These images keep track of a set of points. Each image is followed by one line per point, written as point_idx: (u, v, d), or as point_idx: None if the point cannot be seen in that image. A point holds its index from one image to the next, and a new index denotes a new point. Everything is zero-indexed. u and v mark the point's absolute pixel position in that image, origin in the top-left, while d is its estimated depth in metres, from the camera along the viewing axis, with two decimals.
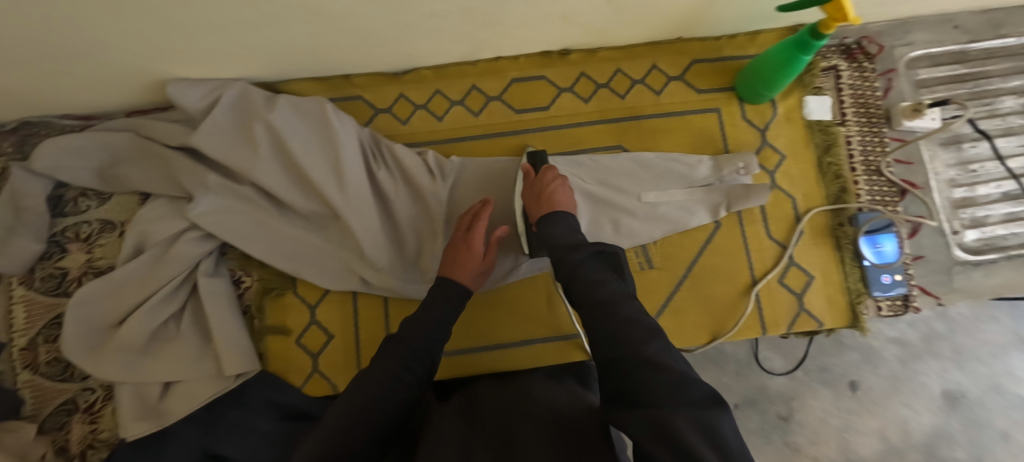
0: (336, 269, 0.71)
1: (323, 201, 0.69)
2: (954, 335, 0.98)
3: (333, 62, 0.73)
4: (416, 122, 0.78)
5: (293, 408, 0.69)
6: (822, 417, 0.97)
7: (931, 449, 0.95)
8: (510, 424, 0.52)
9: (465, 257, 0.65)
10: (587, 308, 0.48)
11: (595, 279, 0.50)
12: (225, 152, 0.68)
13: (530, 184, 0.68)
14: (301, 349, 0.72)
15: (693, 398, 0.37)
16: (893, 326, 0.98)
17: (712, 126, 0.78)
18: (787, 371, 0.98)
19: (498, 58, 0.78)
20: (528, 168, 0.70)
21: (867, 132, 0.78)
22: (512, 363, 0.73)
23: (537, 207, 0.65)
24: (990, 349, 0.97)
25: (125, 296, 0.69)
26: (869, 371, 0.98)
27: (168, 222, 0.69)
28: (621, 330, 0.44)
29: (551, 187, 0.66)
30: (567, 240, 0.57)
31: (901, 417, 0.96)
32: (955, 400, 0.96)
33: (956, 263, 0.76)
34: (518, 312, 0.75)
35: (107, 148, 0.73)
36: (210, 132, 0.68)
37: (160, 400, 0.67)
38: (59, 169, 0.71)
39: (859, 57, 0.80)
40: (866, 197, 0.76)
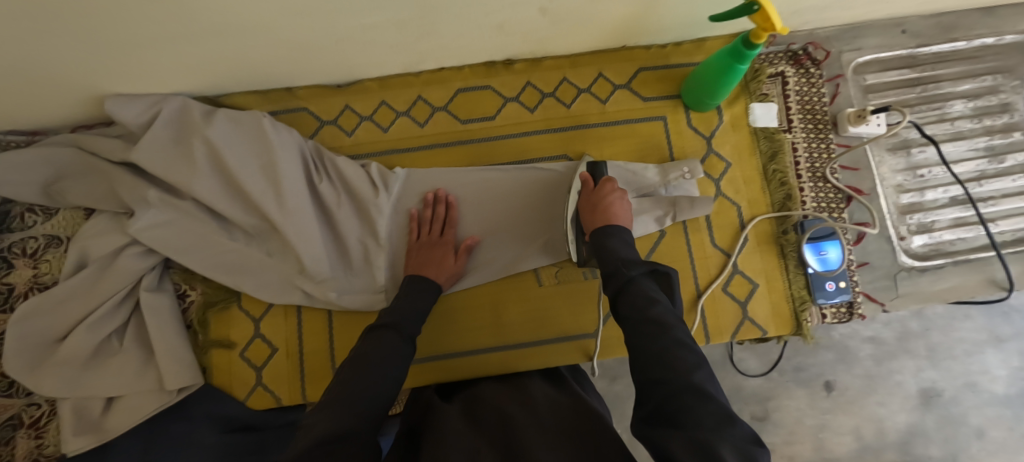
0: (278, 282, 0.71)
1: (263, 215, 0.69)
2: (929, 333, 0.98)
3: (273, 74, 0.73)
4: (362, 134, 0.78)
5: (237, 421, 0.71)
6: (797, 417, 0.97)
7: (906, 447, 0.96)
8: (515, 423, 0.53)
9: (434, 254, 0.69)
10: (640, 323, 0.49)
11: (649, 297, 0.51)
12: (164, 166, 0.68)
13: (588, 194, 0.68)
14: (245, 361, 0.72)
15: (738, 431, 0.39)
16: (869, 325, 0.98)
17: (657, 134, 0.78)
18: (762, 372, 0.98)
19: (442, 69, 0.78)
20: (587, 177, 0.69)
21: (813, 138, 0.78)
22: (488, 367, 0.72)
23: (596, 219, 0.64)
24: (965, 348, 0.97)
25: (67, 312, 0.69)
26: (845, 370, 0.97)
27: (110, 237, 0.70)
28: (668, 353, 0.45)
29: (609, 200, 0.65)
30: (625, 255, 0.57)
31: (876, 415, 0.96)
32: (930, 398, 0.96)
33: (901, 269, 0.76)
34: (477, 318, 0.74)
35: (51, 163, 0.73)
36: (147, 146, 0.68)
37: (101, 416, 0.68)
38: None
39: (807, 63, 0.79)
40: (811, 204, 0.76)
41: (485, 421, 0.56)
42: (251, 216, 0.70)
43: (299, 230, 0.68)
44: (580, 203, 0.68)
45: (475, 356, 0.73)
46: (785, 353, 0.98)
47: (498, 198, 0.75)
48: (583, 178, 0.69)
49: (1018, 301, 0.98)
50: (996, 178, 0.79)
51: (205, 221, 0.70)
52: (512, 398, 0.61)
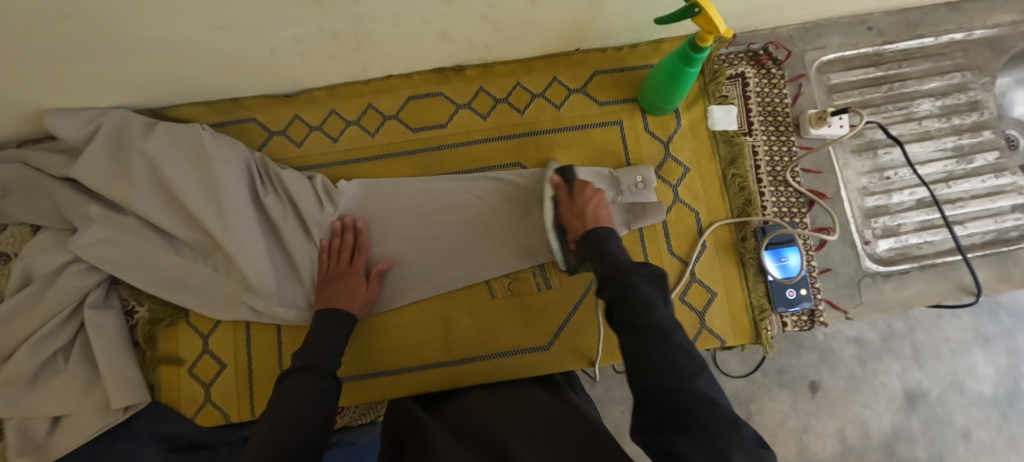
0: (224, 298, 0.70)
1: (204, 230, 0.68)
2: (913, 333, 0.96)
3: (215, 86, 0.71)
4: (312, 144, 0.76)
5: (184, 438, 0.70)
6: (780, 419, 0.95)
7: (890, 448, 0.94)
8: (501, 432, 0.51)
9: (344, 284, 0.67)
10: (637, 327, 0.44)
11: (648, 301, 0.45)
12: (102, 182, 0.67)
13: (565, 200, 0.64)
14: (194, 378, 0.71)
15: (749, 442, 0.37)
16: (853, 325, 0.96)
17: (613, 140, 0.76)
18: (745, 373, 0.96)
19: (391, 77, 0.76)
20: (559, 182, 0.66)
21: (775, 141, 0.76)
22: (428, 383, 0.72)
23: (583, 226, 0.60)
24: (951, 346, 0.95)
25: (10, 332, 0.68)
26: (828, 372, 0.95)
27: (53, 255, 0.69)
28: (672, 359, 0.41)
29: (591, 203, 0.62)
30: (613, 256, 0.52)
31: (861, 417, 0.94)
32: (915, 399, 0.94)
33: (865, 274, 0.74)
34: (418, 333, 0.73)
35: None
36: (85, 162, 0.67)
37: (47, 436, 0.67)
38: None
39: (768, 63, 0.77)
40: (771, 209, 0.74)
41: (466, 430, 0.53)
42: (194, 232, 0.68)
43: (243, 246, 0.67)
44: (562, 212, 0.64)
45: (428, 370, 0.72)
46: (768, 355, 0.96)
47: (447, 210, 0.73)
48: (555, 184, 0.66)
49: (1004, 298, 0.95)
50: (964, 179, 0.77)
51: (148, 237, 0.69)
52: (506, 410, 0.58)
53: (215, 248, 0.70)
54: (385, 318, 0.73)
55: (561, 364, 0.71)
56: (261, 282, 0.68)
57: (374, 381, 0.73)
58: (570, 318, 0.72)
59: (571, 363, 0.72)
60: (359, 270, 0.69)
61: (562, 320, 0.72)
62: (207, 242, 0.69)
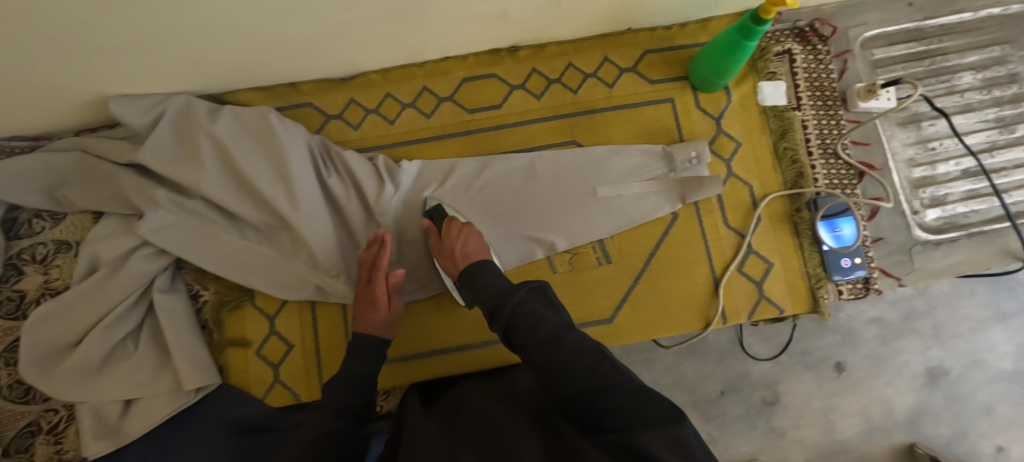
0: (286, 279, 0.71)
1: (272, 211, 0.69)
2: (934, 312, 0.98)
3: (275, 71, 0.72)
4: (367, 127, 0.77)
5: (251, 421, 0.69)
6: (806, 399, 0.97)
7: (914, 425, 0.95)
8: (486, 418, 0.51)
9: (361, 306, 0.66)
10: (539, 341, 0.49)
11: (535, 317, 0.52)
12: (171, 166, 0.68)
13: (438, 243, 0.67)
14: (261, 359, 0.72)
15: (656, 413, 0.40)
16: (876, 305, 0.98)
17: (666, 117, 0.77)
18: (772, 356, 0.97)
19: (446, 59, 0.77)
20: (429, 226, 0.68)
21: (823, 115, 0.78)
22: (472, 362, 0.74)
23: (457, 268, 0.64)
24: (971, 325, 0.97)
25: (77, 318, 0.68)
26: (851, 352, 0.97)
27: (118, 241, 0.69)
28: (578, 361, 0.46)
29: (458, 242, 0.65)
30: (492, 286, 0.58)
31: (884, 395, 0.96)
32: (937, 377, 0.96)
33: (916, 243, 0.76)
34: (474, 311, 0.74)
35: (55, 168, 0.72)
36: (153, 147, 0.67)
37: (119, 420, 0.68)
38: (9, 193, 0.71)
39: (814, 40, 0.79)
40: (823, 181, 0.76)
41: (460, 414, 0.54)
42: (260, 214, 0.69)
43: (312, 226, 0.68)
44: (437, 254, 0.68)
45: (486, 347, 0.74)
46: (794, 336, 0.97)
47: (506, 188, 0.74)
48: (425, 228, 0.69)
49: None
50: (1007, 148, 0.79)
51: (213, 221, 0.70)
52: (481, 388, 0.61)
53: (282, 230, 0.70)
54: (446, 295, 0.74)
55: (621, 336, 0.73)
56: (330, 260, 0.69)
57: (434, 360, 0.74)
58: (631, 291, 0.74)
59: (633, 335, 0.73)
60: (376, 294, 0.65)
61: (622, 294, 0.74)
62: (272, 224, 0.70)
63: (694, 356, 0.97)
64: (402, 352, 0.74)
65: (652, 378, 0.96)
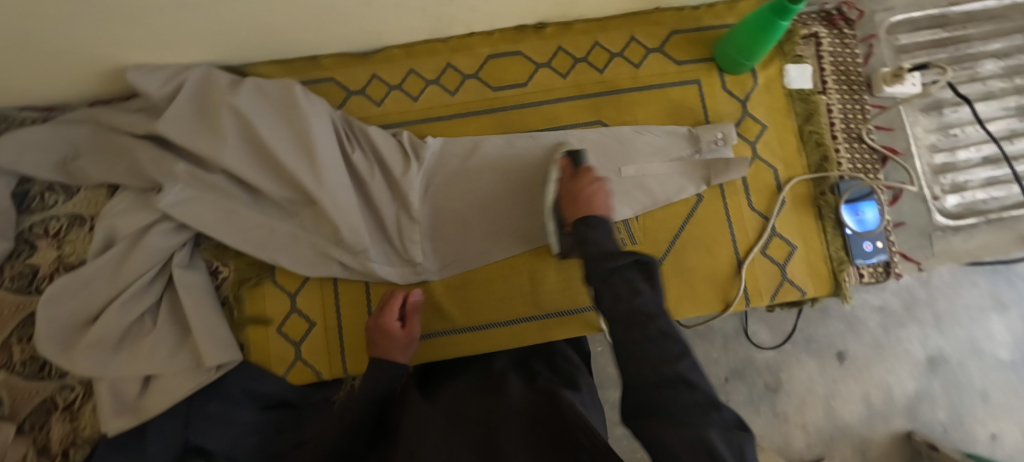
0: (308, 255, 0.70)
1: (296, 187, 0.67)
2: (934, 300, 0.99)
3: (298, 42, 0.70)
4: (390, 104, 0.76)
5: (275, 398, 0.70)
6: (809, 386, 0.98)
7: (912, 411, 0.97)
8: (489, 419, 0.49)
9: (380, 341, 0.64)
10: (623, 315, 0.44)
11: (629, 288, 0.45)
12: (191, 138, 0.66)
13: (566, 180, 0.65)
14: (283, 337, 0.71)
15: (726, 419, 0.37)
16: (879, 294, 0.99)
17: (692, 98, 0.77)
18: (775, 345, 0.98)
19: (470, 34, 0.76)
20: (565, 163, 0.68)
21: (848, 100, 0.78)
22: (491, 343, 0.72)
23: (578, 210, 0.60)
24: (970, 313, 0.98)
25: (96, 292, 0.67)
26: (854, 340, 0.98)
27: (137, 215, 0.67)
28: (650, 349, 0.42)
29: (589, 187, 0.61)
30: (604, 248, 0.53)
31: (885, 381, 0.98)
32: (937, 364, 0.98)
33: (936, 228, 0.77)
34: (499, 290, 0.73)
35: (69, 140, 0.71)
36: (173, 120, 0.65)
37: (139, 397, 0.66)
38: (22, 164, 0.69)
39: (841, 23, 0.79)
40: (847, 165, 0.76)
41: (461, 413, 0.52)
42: (284, 189, 0.68)
43: (337, 201, 0.66)
44: (559, 191, 0.65)
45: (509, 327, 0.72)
46: (799, 325, 0.98)
47: (534, 164, 0.73)
48: (561, 164, 0.68)
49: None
50: None
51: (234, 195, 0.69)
52: (483, 392, 0.57)
53: (305, 206, 0.69)
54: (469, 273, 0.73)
55: None
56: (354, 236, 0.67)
57: (459, 338, 0.72)
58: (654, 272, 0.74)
59: None
60: (392, 323, 0.65)
61: None
62: (295, 200, 0.69)
63: (699, 342, 0.98)
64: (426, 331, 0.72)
65: None
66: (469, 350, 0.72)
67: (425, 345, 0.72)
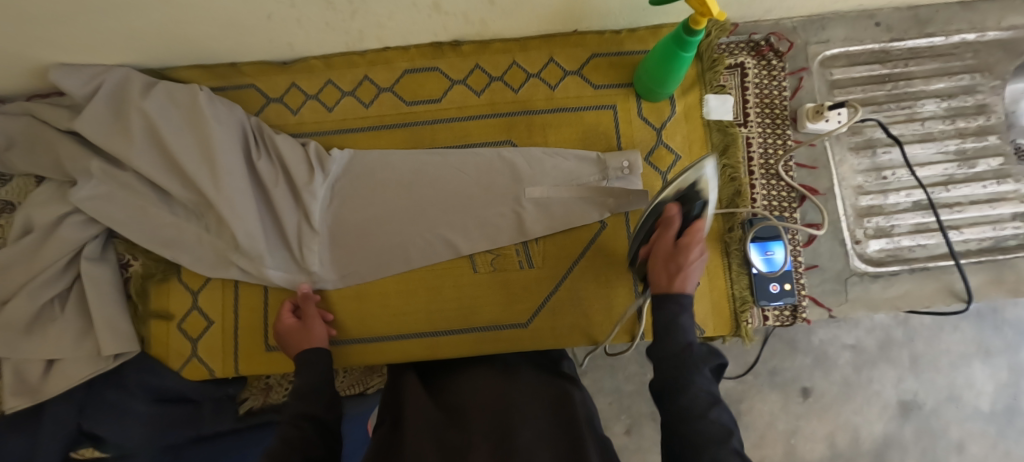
0: (208, 256, 0.71)
1: (197, 189, 0.69)
2: (912, 343, 0.93)
3: (215, 50, 0.73)
4: (308, 112, 0.77)
5: (171, 390, 0.73)
6: (769, 420, 0.93)
7: (879, 457, 0.92)
8: (471, 405, 0.54)
9: (291, 343, 0.67)
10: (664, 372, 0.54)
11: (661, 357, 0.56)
12: (101, 136, 0.68)
13: (668, 237, 0.62)
14: (183, 333, 0.74)
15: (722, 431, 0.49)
16: (851, 332, 0.93)
17: (606, 123, 0.76)
18: (735, 375, 0.94)
19: (386, 49, 0.76)
20: (675, 217, 0.61)
21: (770, 134, 0.75)
22: (400, 354, 0.73)
23: (669, 281, 0.61)
24: (950, 359, 0.92)
25: (9, 276, 0.70)
26: (821, 377, 0.93)
27: (52, 206, 0.70)
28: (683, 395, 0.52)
29: (690, 265, 0.61)
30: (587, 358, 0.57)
31: (852, 424, 0.92)
32: (909, 409, 0.92)
33: (853, 273, 0.74)
34: (410, 302, 0.74)
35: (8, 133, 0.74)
36: (88, 119, 0.68)
37: (41, 379, 0.69)
38: None
39: (768, 54, 0.76)
40: (761, 202, 0.74)
41: (445, 402, 0.57)
42: (187, 191, 0.69)
43: (234, 205, 0.68)
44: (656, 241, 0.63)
45: (412, 340, 0.73)
46: (761, 356, 0.93)
47: (436, 180, 0.73)
48: (669, 216, 0.61)
49: (1004, 313, 0.92)
50: (964, 183, 0.75)
51: (143, 193, 0.70)
52: (473, 377, 0.62)
53: (207, 208, 0.70)
54: (387, 279, 0.74)
55: (541, 340, 0.72)
56: (250, 241, 0.69)
57: (352, 348, 0.74)
58: (549, 297, 0.73)
59: (550, 341, 0.72)
60: (288, 322, 0.68)
61: (540, 300, 0.73)
62: (197, 201, 0.70)
63: None
64: (341, 337, 0.74)
65: (614, 386, 0.96)
66: (375, 360, 0.73)
67: (343, 350, 0.74)
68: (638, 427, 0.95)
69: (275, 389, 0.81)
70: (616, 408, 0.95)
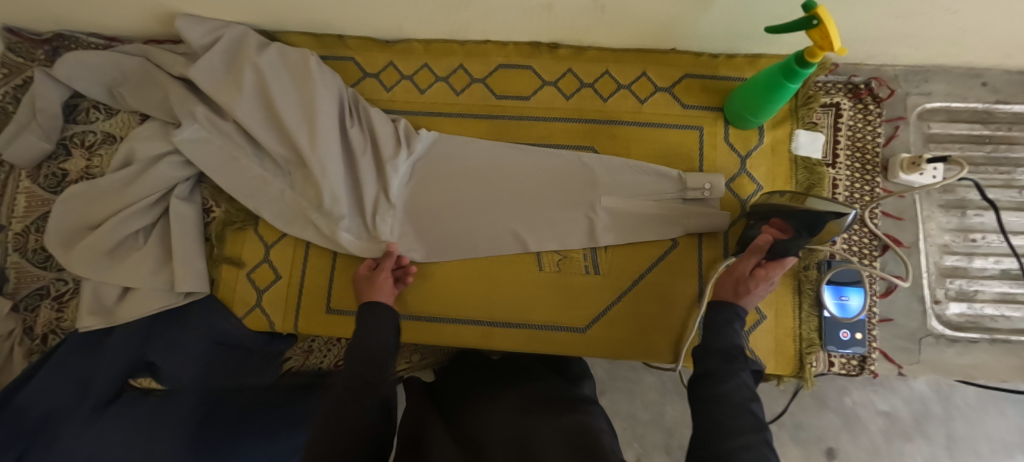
0: (283, 213, 0.74)
1: (292, 147, 0.72)
2: (952, 420, 0.87)
3: (328, 20, 0.76)
4: (400, 91, 0.80)
5: (229, 335, 0.75)
6: None
7: None
8: (482, 423, 0.52)
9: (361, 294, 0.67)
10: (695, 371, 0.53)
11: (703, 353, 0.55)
12: (213, 83, 0.72)
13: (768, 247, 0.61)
14: (251, 282, 0.76)
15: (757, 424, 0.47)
16: (888, 399, 0.88)
17: (690, 144, 0.75)
18: None
19: (486, 41, 0.78)
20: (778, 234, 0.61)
21: (859, 178, 0.74)
22: (454, 337, 0.73)
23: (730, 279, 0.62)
24: (992, 446, 0.85)
25: (103, 205, 0.73)
26: (849, 440, 0.88)
27: (154, 143, 0.74)
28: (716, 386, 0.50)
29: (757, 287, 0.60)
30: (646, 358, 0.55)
31: None
32: None
33: (929, 334, 0.71)
34: (471, 288, 0.74)
35: (127, 72, 0.79)
36: (204, 68, 0.72)
37: (115, 304, 0.72)
38: (73, 79, 0.78)
39: (866, 98, 0.75)
40: (842, 246, 0.71)
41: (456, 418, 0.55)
42: (279, 146, 0.72)
43: (324, 167, 0.70)
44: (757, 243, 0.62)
45: (467, 326, 0.73)
46: (789, 408, 0.89)
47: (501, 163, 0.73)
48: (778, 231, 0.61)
49: None
50: None
51: (238, 143, 0.73)
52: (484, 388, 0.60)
53: (294, 167, 0.73)
54: (453, 262, 0.74)
55: (595, 348, 0.71)
56: (332, 204, 0.71)
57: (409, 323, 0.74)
58: (611, 307, 0.72)
59: (602, 350, 0.71)
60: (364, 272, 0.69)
61: (601, 308, 0.72)
62: (286, 158, 0.73)
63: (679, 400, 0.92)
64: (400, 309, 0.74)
65: (630, 411, 0.93)
66: (428, 339, 0.74)
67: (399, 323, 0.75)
68: (649, 458, 0.91)
69: (315, 353, 0.82)
70: (629, 435, 0.92)
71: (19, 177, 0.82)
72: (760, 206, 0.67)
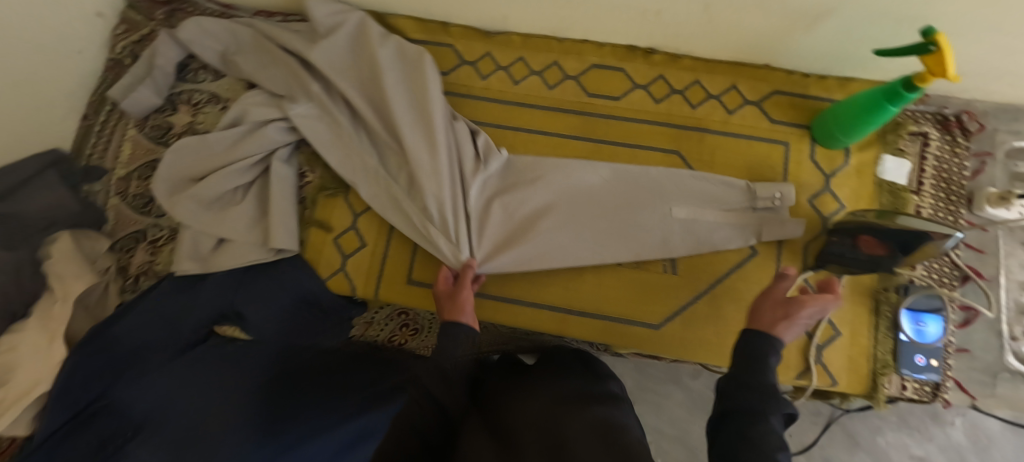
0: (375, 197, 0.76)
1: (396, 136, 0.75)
2: None
3: (439, 7, 0.80)
4: (494, 80, 0.83)
5: (312, 295, 0.78)
6: None
7: None
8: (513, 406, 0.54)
9: (442, 307, 0.68)
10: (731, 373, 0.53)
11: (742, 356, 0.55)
12: (333, 63, 0.77)
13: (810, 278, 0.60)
14: (336, 247, 0.79)
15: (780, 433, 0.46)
16: (924, 443, 0.85)
17: (775, 158, 0.77)
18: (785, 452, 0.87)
19: (584, 41, 0.81)
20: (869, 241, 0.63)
21: (942, 208, 0.75)
22: (529, 320, 0.75)
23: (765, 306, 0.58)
24: None
25: (210, 159, 0.78)
26: None
27: (264, 107, 0.79)
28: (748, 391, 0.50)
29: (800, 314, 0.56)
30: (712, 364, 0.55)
31: None
32: None
33: (1005, 370, 0.71)
34: (550, 274, 0.75)
35: (240, 40, 0.83)
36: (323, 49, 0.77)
37: (210, 253, 0.76)
38: (196, 43, 0.83)
39: (955, 131, 0.76)
40: (922, 272, 0.72)
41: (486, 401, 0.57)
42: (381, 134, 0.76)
43: (424, 159, 0.73)
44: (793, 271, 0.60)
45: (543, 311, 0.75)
46: (819, 440, 0.86)
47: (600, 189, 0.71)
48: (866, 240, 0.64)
49: None
50: None
51: (344, 116, 0.77)
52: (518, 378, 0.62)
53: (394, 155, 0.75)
54: None
55: (666, 346, 0.72)
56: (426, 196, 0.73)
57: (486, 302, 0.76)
58: (685, 307, 0.73)
59: (673, 349, 0.72)
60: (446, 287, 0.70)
61: (676, 307, 0.73)
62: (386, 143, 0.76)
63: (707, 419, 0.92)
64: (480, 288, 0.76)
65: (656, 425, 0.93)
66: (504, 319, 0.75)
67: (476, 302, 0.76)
68: None
69: (375, 323, 0.89)
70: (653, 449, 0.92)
71: (127, 127, 0.87)
72: (842, 223, 0.68)
